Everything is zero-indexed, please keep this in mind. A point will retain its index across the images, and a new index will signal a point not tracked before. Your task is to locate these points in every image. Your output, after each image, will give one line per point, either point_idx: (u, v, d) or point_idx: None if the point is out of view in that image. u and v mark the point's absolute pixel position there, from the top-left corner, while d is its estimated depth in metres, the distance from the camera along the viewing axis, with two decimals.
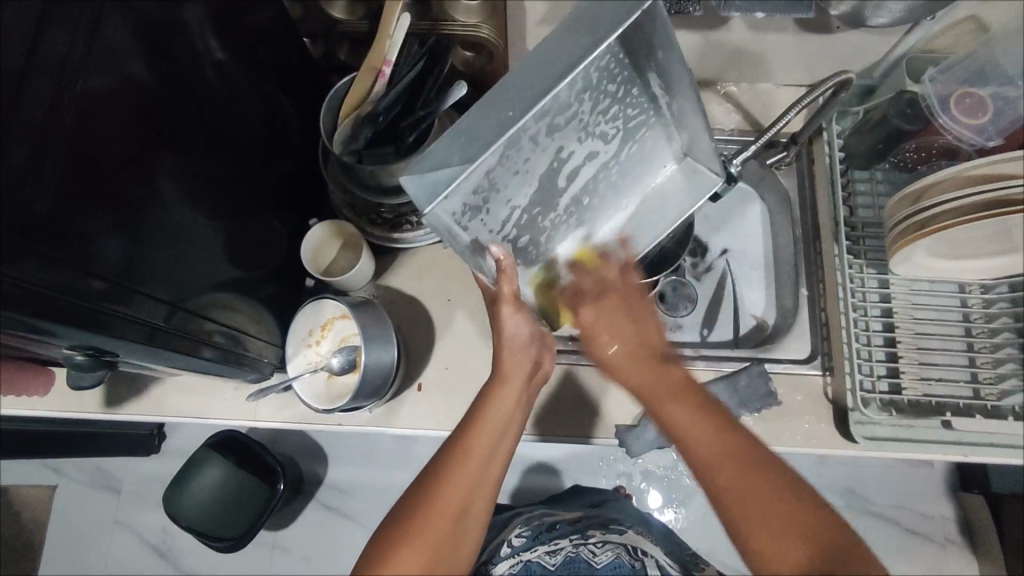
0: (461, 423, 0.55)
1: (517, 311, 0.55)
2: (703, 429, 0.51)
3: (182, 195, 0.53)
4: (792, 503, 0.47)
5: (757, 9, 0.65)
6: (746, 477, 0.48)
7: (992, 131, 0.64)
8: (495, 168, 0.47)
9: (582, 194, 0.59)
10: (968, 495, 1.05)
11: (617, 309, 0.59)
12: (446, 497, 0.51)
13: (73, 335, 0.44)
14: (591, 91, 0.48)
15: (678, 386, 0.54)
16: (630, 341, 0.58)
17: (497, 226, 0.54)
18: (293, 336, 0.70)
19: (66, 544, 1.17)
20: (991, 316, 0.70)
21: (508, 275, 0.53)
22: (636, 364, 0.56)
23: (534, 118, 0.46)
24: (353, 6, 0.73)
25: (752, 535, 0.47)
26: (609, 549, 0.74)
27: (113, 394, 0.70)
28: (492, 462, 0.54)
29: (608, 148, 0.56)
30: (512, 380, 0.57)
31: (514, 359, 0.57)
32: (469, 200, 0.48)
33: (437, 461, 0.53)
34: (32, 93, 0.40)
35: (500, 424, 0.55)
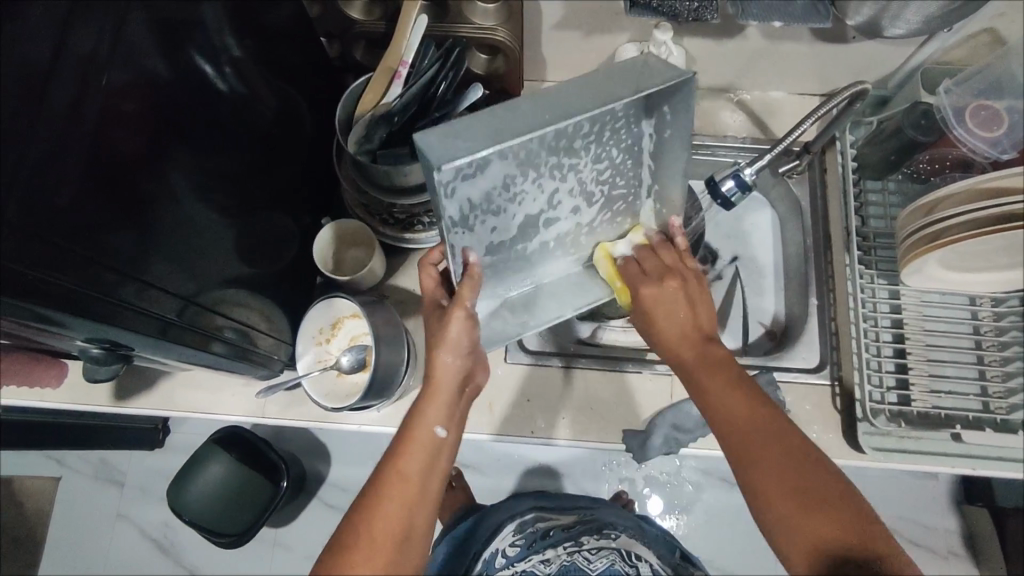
0: (395, 440, 0.54)
1: (466, 318, 0.55)
2: (757, 427, 0.53)
3: (197, 192, 0.54)
4: (804, 472, 0.50)
5: (776, 18, 0.64)
6: (772, 453, 0.51)
7: (1006, 144, 0.63)
8: (496, 179, 0.45)
9: (547, 247, 0.58)
10: (971, 508, 1.04)
11: (688, 293, 0.57)
12: (387, 517, 0.51)
13: (85, 327, 0.44)
14: (602, 147, 0.47)
15: (713, 360, 0.56)
16: (684, 317, 0.57)
17: (469, 245, 0.52)
18: (304, 335, 0.70)
19: (68, 536, 1.17)
20: (1001, 329, 0.70)
21: (472, 281, 0.53)
22: (688, 342, 0.57)
23: (549, 148, 0.44)
24: (370, 6, 0.72)
25: (771, 501, 0.50)
26: (603, 556, 0.78)
27: (122, 388, 0.71)
28: (429, 475, 0.53)
29: (595, 210, 0.55)
30: (443, 392, 0.55)
31: (445, 368, 0.55)
32: (461, 201, 0.46)
33: (374, 480, 0.53)
34: (57, 88, 0.40)
35: (434, 440, 0.54)
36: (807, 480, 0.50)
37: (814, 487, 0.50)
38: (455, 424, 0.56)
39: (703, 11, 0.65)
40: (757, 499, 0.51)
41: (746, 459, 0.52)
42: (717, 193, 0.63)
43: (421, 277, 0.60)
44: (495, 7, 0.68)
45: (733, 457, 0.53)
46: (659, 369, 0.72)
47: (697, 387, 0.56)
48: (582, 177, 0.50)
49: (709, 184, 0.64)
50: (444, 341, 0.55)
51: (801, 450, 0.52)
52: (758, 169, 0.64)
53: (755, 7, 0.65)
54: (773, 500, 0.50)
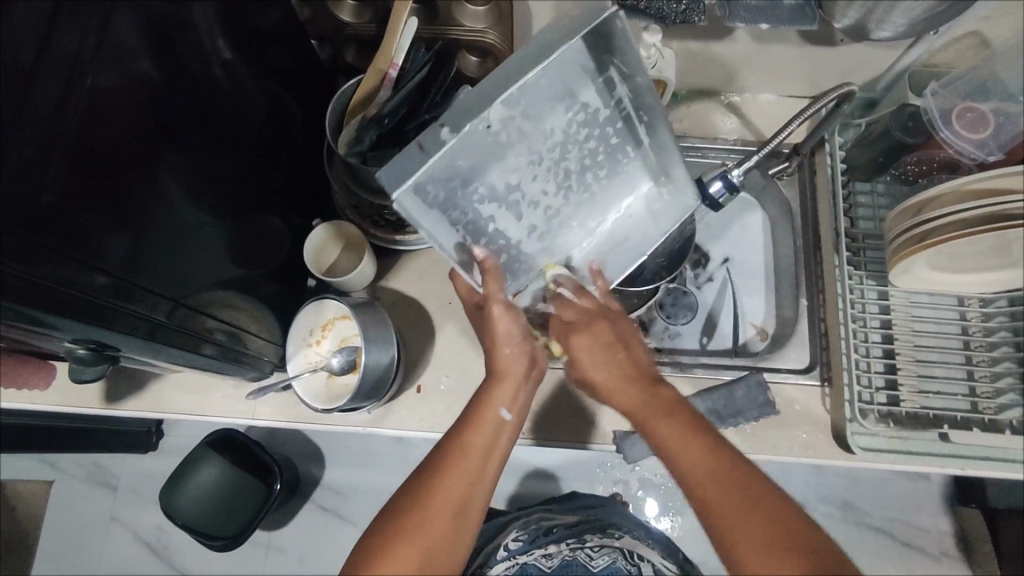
0: (457, 422, 0.55)
1: (506, 310, 0.56)
2: (695, 452, 0.51)
3: (187, 193, 0.54)
4: (762, 517, 0.47)
5: (761, 21, 0.65)
6: (723, 493, 0.49)
7: (992, 146, 0.64)
8: (552, 121, 0.52)
9: (482, 229, 0.57)
10: (964, 509, 1.04)
11: (609, 334, 0.58)
12: (446, 494, 0.51)
13: (73, 327, 0.44)
14: (594, 172, 0.59)
15: (665, 404, 0.55)
16: (620, 360, 0.58)
17: (473, 150, 0.49)
18: (294, 336, 0.70)
19: (61, 539, 1.17)
20: (989, 330, 0.70)
21: (495, 275, 0.54)
22: (630, 387, 0.57)
23: (597, 135, 0.55)
24: (361, 9, 0.72)
25: (731, 539, 0.47)
26: (606, 554, 0.79)
27: (113, 390, 0.71)
28: (491, 457, 0.53)
29: (539, 214, 0.59)
30: (510, 377, 0.56)
31: (510, 356, 0.57)
32: (531, 99, 0.49)
33: (433, 457, 0.53)
34: (44, 89, 0.40)
35: (498, 422, 0.54)
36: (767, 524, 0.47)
37: (780, 525, 0.47)
38: (518, 411, 0.56)
39: (690, 14, 0.68)
40: (717, 535, 0.49)
41: (708, 505, 0.49)
42: (706, 194, 0.63)
43: (454, 286, 0.62)
44: (485, 10, 0.68)
45: (696, 504, 0.50)
46: (649, 370, 0.73)
47: (648, 433, 0.54)
48: (572, 178, 0.58)
49: (697, 185, 0.64)
50: (500, 330, 0.56)
51: (771, 493, 0.48)
52: (744, 170, 0.64)
53: (743, 10, 0.65)
54: (736, 536, 0.47)
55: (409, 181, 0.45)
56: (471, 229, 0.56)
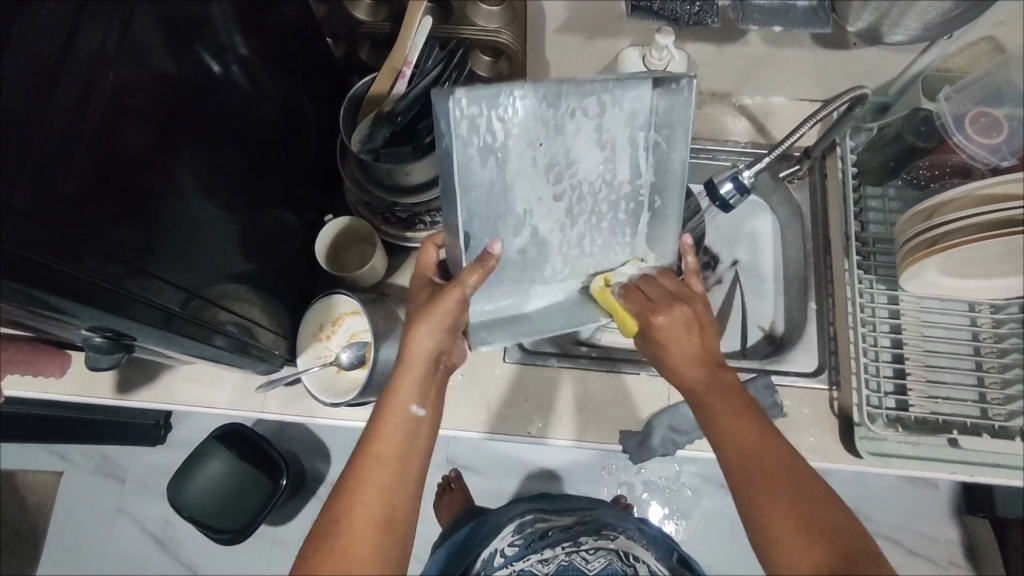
0: (367, 426, 0.53)
1: (457, 300, 0.54)
2: (759, 448, 0.51)
3: (202, 188, 0.55)
4: (806, 506, 0.48)
5: (774, 23, 0.65)
6: (775, 473, 0.50)
7: (1005, 152, 0.63)
8: (589, 165, 0.53)
9: (479, 219, 0.53)
10: (972, 517, 1.04)
11: (693, 321, 0.56)
12: (364, 504, 0.49)
13: (90, 316, 0.45)
14: (588, 230, 0.58)
15: (731, 398, 0.53)
16: (696, 345, 0.56)
17: (524, 125, 0.49)
18: (305, 329, 0.71)
19: (69, 530, 1.18)
20: (1000, 336, 0.70)
21: (482, 266, 0.52)
22: (705, 370, 0.55)
23: (613, 198, 0.56)
24: (376, 7, 0.73)
25: (770, 512, 0.49)
26: (601, 556, 0.78)
27: (124, 381, 0.71)
28: (408, 452, 0.52)
29: (533, 239, 0.57)
30: (417, 367, 0.55)
31: (419, 346, 0.55)
32: (591, 111, 0.50)
33: (349, 466, 0.52)
34: (65, 81, 0.41)
35: (410, 418, 0.53)
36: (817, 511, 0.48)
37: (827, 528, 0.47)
38: (430, 403, 0.55)
39: (704, 16, 0.66)
40: (755, 514, 0.49)
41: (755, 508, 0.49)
42: (716, 194, 0.64)
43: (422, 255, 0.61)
44: (499, 10, 0.69)
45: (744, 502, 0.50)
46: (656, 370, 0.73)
47: (710, 420, 0.54)
48: (579, 227, 0.57)
49: (708, 186, 0.64)
50: (420, 317, 0.55)
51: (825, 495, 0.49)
52: (757, 172, 0.64)
53: (757, 13, 0.65)
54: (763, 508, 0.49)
55: (460, 96, 0.45)
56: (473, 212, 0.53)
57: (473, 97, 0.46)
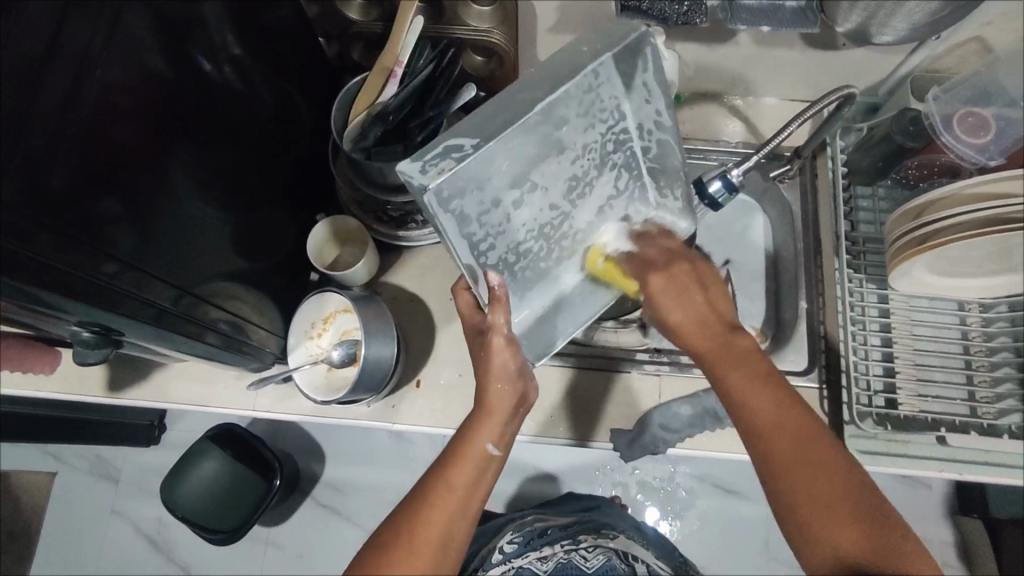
0: (443, 453, 0.54)
1: (505, 342, 0.56)
2: (776, 402, 0.50)
3: (194, 185, 0.55)
4: (835, 476, 0.47)
5: (762, 23, 0.66)
6: (793, 437, 0.49)
7: (993, 151, 0.65)
8: (574, 221, 0.57)
9: (515, 159, 0.48)
10: (966, 519, 1.04)
11: (690, 277, 0.57)
12: (431, 530, 0.50)
13: (80, 312, 0.45)
14: (539, 232, 0.55)
15: (742, 352, 0.53)
16: (698, 302, 0.56)
17: (626, 109, 0.51)
18: (296, 328, 0.71)
19: (62, 531, 1.18)
20: (989, 335, 0.70)
21: (502, 304, 0.55)
22: (708, 329, 0.55)
23: (575, 240, 0.59)
24: (368, 7, 0.73)
25: (796, 483, 0.47)
26: (599, 554, 0.82)
27: (115, 380, 0.71)
28: (476, 490, 0.53)
29: (495, 201, 0.50)
30: (498, 414, 0.55)
31: (501, 391, 0.56)
32: (622, 178, 0.56)
33: (417, 493, 0.52)
34: (53, 79, 0.41)
35: (485, 457, 0.54)
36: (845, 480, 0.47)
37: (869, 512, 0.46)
38: (503, 447, 0.56)
39: (693, 16, 0.66)
40: (768, 465, 0.49)
41: (792, 477, 0.48)
42: (705, 193, 0.64)
43: (455, 303, 0.61)
44: (491, 10, 0.69)
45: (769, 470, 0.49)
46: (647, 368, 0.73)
47: (714, 374, 0.53)
48: (543, 227, 0.55)
49: (696, 184, 0.64)
50: (494, 363, 0.56)
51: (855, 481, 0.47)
52: (744, 171, 0.64)
53: (745, 12, 0.67)
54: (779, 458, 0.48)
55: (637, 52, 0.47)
56: (516, 163, 0.48)
57: (619, 72, 0.48)
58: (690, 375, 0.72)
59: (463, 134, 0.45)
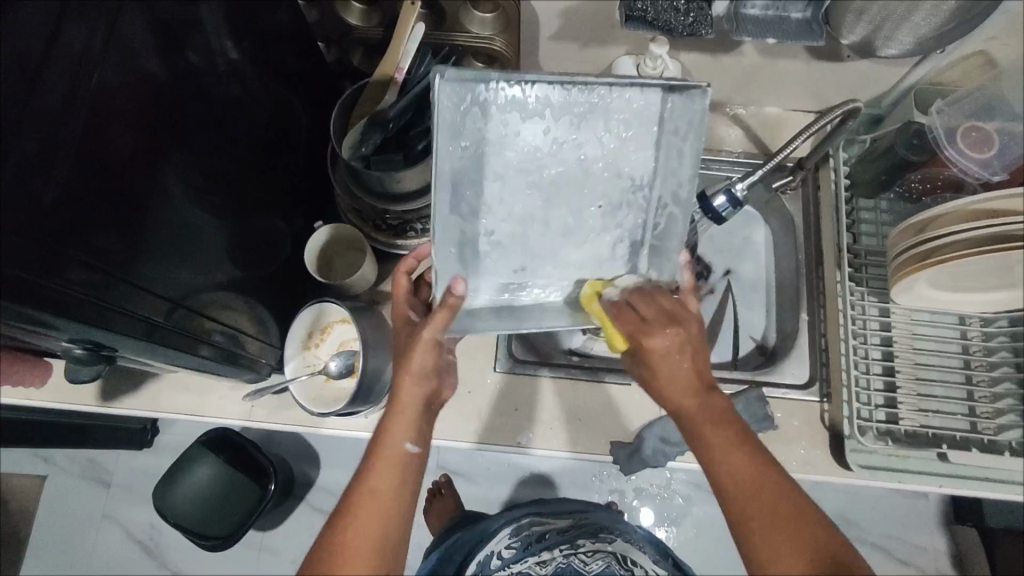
0: (360, 461, 0.51)
1: (429, 342, 0.51)
2: (754, 473, 0.48)
3: (189, 194, 0.54)
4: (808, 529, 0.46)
5: (768, 35, 0.65)
6: (766, 509, 0.47)
7: (998, 166, 0.64)
8: (548, 253, 0.55)
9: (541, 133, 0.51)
10: (961, 528, 1.04)
11: (686, 343, 0.50)
12: (356, 545, 0.47)
13: (70, 327, 0.43)
14: (511, 232, 0.54)
15: (721, 416, 0.49)
16: (684, 367, 0.50)
17: (680, 184, 0.52)
18: (292, 339, 0.69)
19: (53, 535, 1.16)
20: (990, 350, 0.70)
21: (449, 309, 0.50)
22: (688, 395, 0.50)
23: (549, 275, 0.56)
24: (370, 13, 0.71)
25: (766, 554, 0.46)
26: (599, 558, 0.81)
27: (108, 388, 0.70)
28: (400, 497, 0.49)
29: (507, 147, 0.51)
30: (408, 412, 0.51)
31: (410, 387, 0.52)
32: (624, 243, 0.56)
33: (342, 506, 0.49)
34: (48, 83, 0.40)
35: (400, 461, 0.50)
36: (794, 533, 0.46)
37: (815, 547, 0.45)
38: (425, 447, 0.52)
39: (698, 27, 0.65)
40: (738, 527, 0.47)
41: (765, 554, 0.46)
42: (709, 209, 0.64)
43: (393, 283, 0.61)
44: (493, 16, 0.68)
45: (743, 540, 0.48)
46: None
47: (697, 445, 0.50)
48: (521, 229, 0.54)
49: (701, 199, 0.64)
50: (414, 362, 0.51)
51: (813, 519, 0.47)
52: (749, 185, 0.64)
53: (749, 24, 0.66)
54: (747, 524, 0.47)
55: (692, 110, 0.49)
56: (534, 120, 0.50)
57: (663, 112, 0.51)
58: None
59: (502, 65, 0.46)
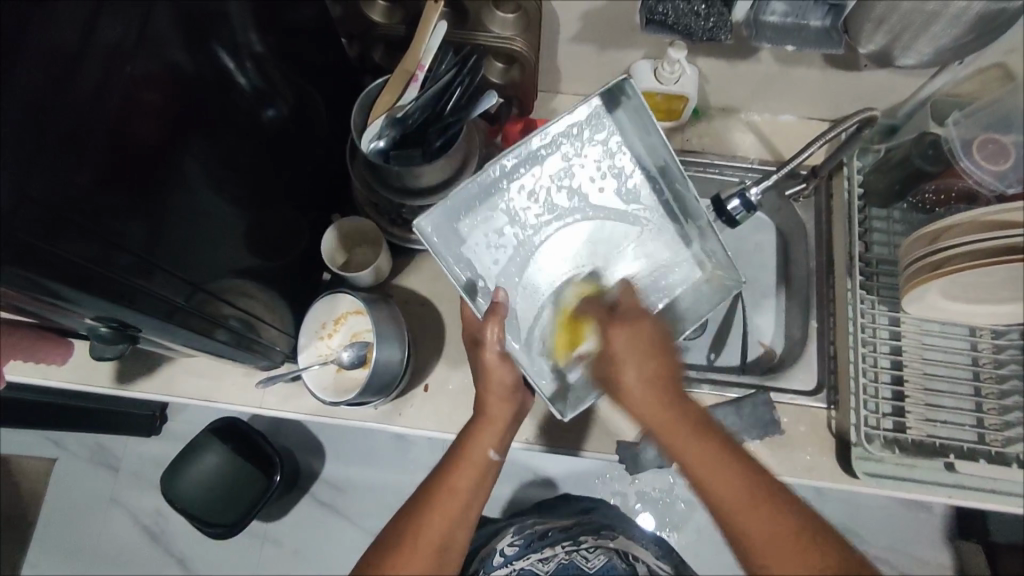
0: (443, 460, 0.56)
1: (499, 357, 0.57)
2: (726, 467, 0.51)
3: (209, 180, 0.55)
4: (787, 531, 0.49)
5: (788, 42, 0.64)
6: (743, 500, 0.50)
7: (1013, 178, 0.65)
8: (524, 266, 0.66)
9: (623, 200, 0.67)
10: (965, 542, 1.03)
11: (650, 340, 0.54)
12: (429, 530, 0.52)
13: (91, 306, 0.44)
14: (524, 243, 0.67)
15: (692, 421, 0.52)
16: (650, 370, 0.53)
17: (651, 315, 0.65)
18: (308, 327, 0.70)
19: (61, 517, 1.18)
20: (999, 362, 0.70)
21: (496, 317, 0.57)
22: (659, 397, 0.53)
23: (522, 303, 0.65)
24: (392, 11, 0.71)
25: (754, 544, 0.49)
26: (601, 554, 0.82)
27: (124, 371, 0.71)
28: (476, 494, 0.54)
29: (580, 171, 0.67)
30: (496, 421, 0.57)
31: (498, 402, 0.57)
32: None
33: (416, 500, 0.54)
34: (84, 69, 0.41)
35: (485, 463, 0.55)
36: (770, 516, 0.49)
37: (814, 547, 0.48)
38: (503, 454, 0.57)
39: (718, 33, 0.63)
40: (724, 519, 0.51)
41: (749, 543, 0.49)
42: (722, 210, 0.65)
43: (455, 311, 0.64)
44: (515, 16, 0.68)
45: (721, 520, 0.51)
46: None
47: (674, 450, 0.52)
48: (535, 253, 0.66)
49: (716, 202, 0.66)
50: (493, 379, 0.57)
51: (806, 527, 0.49)
52: (764, 189, 0.65)
53: (769, 31, 0.65)
54: (714, 483, 0.50)
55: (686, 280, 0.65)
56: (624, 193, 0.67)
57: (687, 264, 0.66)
58: (697, 392, 0.72)
59: (633, 120, 0.64)
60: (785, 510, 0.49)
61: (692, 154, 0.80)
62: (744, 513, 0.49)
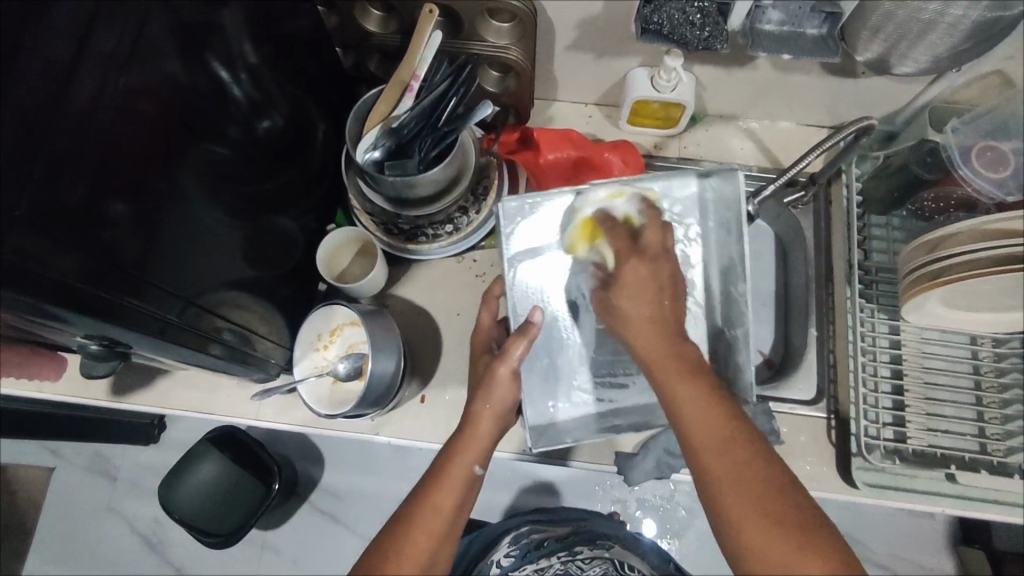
0: (428, 474, 0.56)
1: (508, 372, 0.57)
2: (709, 410, 0.49)
3: (205, 192, 0.54)
4: (764, 489, 0.47)
5: (784, 51, 0.64)
6: (727, 451, 0.48)
7: (1012, 186, 0.64)
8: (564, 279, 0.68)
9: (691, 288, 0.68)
10: (968, 549, 1.03)
11: (661, 277, 0.54)
12: (414, 546, 0.52)
13: (82, 324, 0.44)
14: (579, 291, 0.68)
15: (686, 363, 0.51)
16: (656, 306, 0.53)
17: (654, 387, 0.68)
18: (303, 340, 0.70)
19: (58, 527, 1.17)
20: (1001, 370, 0.69)
21: (524, 334, 0.58)
22: (658, 335, 0.52)
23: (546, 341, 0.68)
24: (388, 20, 0.70)
25: (725, 497, 0.47)
26: (596, 565, 0.82)
27: (120, 384, 0.71)
28: (462, 508, 0.55)
29: None
30: (484, 433, 0.56)
31: (487, 415, 0.57)
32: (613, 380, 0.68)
33: (401, 513, 0.54)
34: (80, 83, 0.41)
35: (469, 477, 0.55)
36: (750, 472, 0.47)
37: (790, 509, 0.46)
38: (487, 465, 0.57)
39: (713, 42, 0.62)
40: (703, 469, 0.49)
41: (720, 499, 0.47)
42: None
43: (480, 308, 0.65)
44: (509, 26, 0.67)
45: (697, 466, 0.49)
46: None
47: (664, 388, 0.51)
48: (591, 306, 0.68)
49: None
50: (495, 394, 0.57)
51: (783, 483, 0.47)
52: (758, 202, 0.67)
53: (766, 39, 0.64)
54: (693, 420, 0.49)
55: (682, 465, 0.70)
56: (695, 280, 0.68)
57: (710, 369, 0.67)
58: None
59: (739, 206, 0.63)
60: (766, 468, 0.47)
61: (692, 163, 0.81)
62: (720, 461, 0.48)
